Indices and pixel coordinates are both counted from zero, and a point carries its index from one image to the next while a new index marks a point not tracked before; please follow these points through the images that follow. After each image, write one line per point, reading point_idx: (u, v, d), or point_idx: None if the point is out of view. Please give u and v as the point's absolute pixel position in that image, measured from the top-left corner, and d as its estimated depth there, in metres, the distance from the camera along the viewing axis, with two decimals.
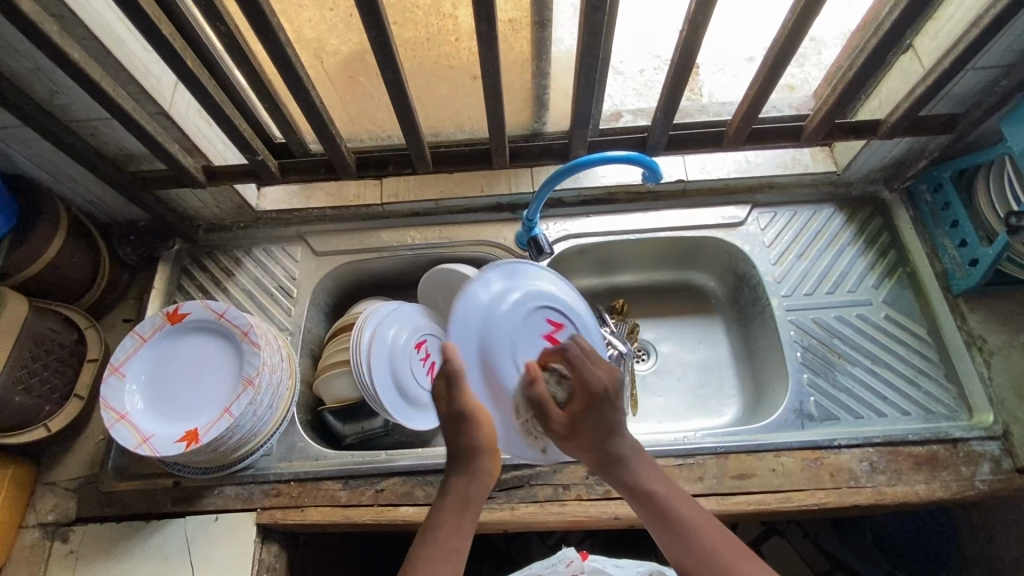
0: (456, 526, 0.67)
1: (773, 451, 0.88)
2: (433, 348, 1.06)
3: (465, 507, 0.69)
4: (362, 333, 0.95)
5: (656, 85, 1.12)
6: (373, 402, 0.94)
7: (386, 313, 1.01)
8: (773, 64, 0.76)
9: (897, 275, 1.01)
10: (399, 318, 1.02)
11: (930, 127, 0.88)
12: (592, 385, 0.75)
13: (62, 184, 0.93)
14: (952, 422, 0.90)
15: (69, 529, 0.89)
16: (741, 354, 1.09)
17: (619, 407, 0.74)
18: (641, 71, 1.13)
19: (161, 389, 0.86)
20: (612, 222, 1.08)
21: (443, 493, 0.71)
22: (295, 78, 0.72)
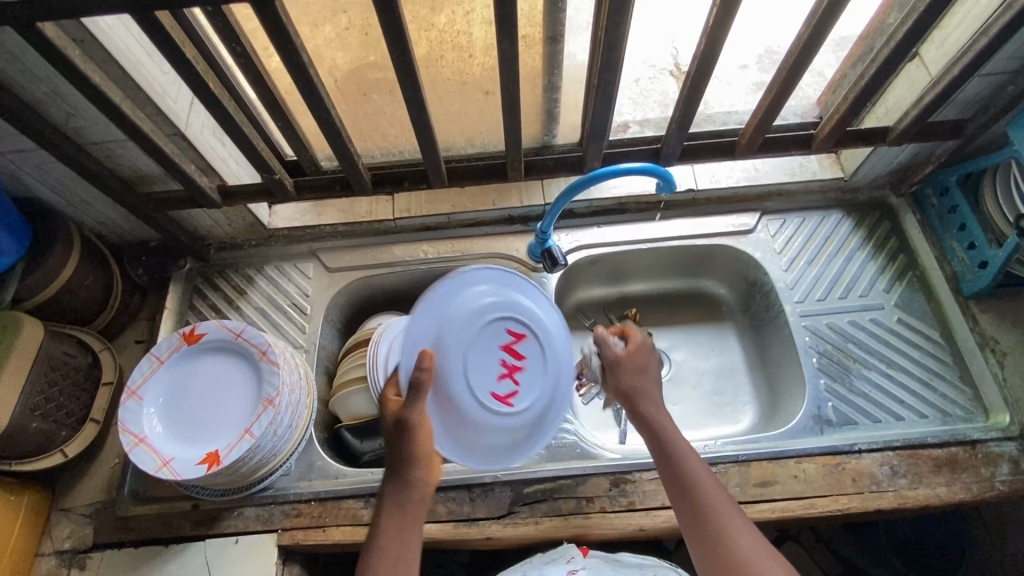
0: (398, 541, 0.68)
1: (794, 458, 0.88)
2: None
3: (412, 513, 0.70)
4: (378, 349, 0.95)
5: (653, 94, 1.15)
6: None
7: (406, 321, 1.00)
8: (788, 74, 0.77)
9: (907, 278, 1.03)
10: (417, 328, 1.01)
11: (938, 133, 0.89)
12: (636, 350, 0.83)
13: (74, 206, 0.93)
14: (968, 424, 0.90)
15: (86, 556, 0.87)
16: (754, 360, 1.10)
17: (655, 373, 0.83)
18: (636, 81, 1.15)
19: (179, 410, 0.85)
20: (623, 233, 1.08)
21: (382, 500, 0.71)
22: (316, 99, 0.72)
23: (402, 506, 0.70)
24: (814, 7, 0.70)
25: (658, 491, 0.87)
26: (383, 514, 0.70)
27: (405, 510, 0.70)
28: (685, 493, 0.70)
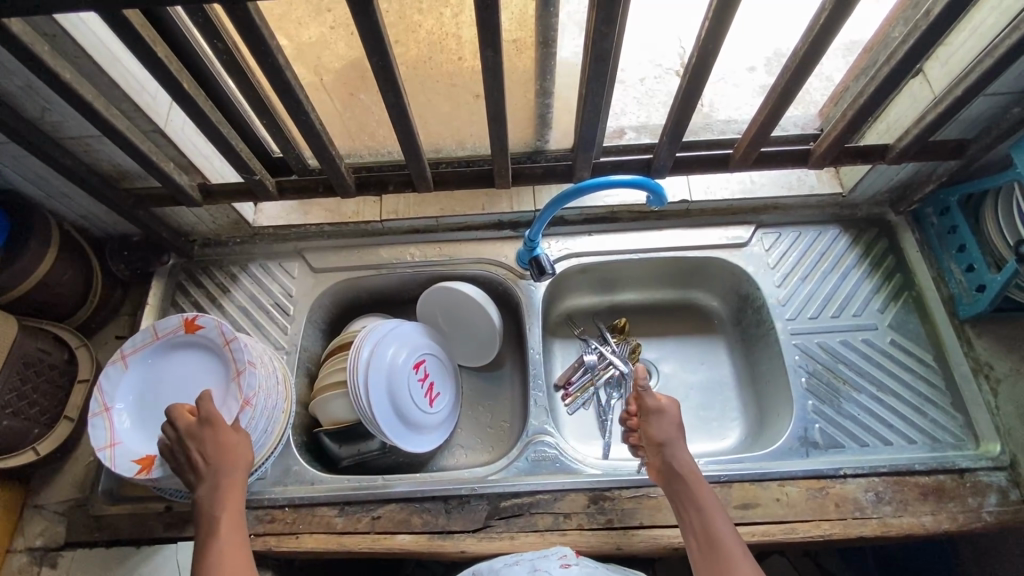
0: (226, 530, 0.73)
1: (777, 480, 0.87)
2: (432, 369, 1.04)
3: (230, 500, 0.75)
4: (359, 356, 0.94)
5: (658, 93, 1.12)
6: (371, 426, 0.93)
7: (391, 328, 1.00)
8: (784, 90, 0.74)
9: (902, 298, 1.00)
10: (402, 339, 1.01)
11: (940, 152, 0.86)
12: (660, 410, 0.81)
13: (54, 200, 0.91)
14: (958, 452, 0.89)
15: (57, 555, 0.87)
16: (744, 375, 1.08)
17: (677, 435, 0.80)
18: (642, 80, 1.13)
19: (153, 410, 0.83)
20: (614, 242, 1.06)
21: (201, 510, 0.75)
22: (295, 103, 0.70)
23: (217, 503, 0.74)
24: (810, 25, 0.66)
25: (637, 509, 0.85)
26: (206, 518, 0.74)
27: (223, 503, 0.74)
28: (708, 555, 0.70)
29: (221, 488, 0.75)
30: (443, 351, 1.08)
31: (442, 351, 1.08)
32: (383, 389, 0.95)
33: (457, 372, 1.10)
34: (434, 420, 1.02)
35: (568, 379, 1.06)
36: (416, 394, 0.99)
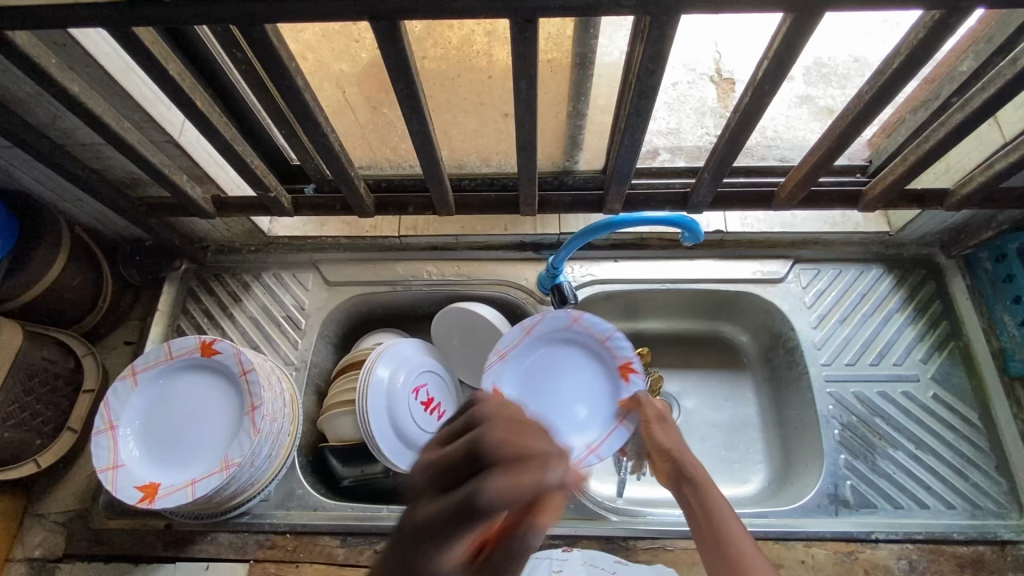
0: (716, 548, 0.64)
1: (803, 541, 0.82)
2: (428, 386, 1.00)
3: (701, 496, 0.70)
4: (363, 410, 0.88)
5: (690, 99, 1.06)
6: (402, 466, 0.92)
7: (594, 322, 0.93)
8: (841, 134, 0.68)
9: (948, 349, 0.94)
10: (574, 333, 0.94)
11: (1005, 201, 0.79)
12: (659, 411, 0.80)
13: (67, 203, 0.89)
14: (1000, 521, 0.83)
15: (55, 566, 0.85)
16: (770, 417, 1.02)
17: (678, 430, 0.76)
18: (674, 85, 1.07)
19: (157, 430, 0.81)
20: (642, 271, 1.01)
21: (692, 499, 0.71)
22: (314, 125, 0.65)
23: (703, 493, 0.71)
24: (879, 69, 0.61)
25: (651, 561, 0.81)
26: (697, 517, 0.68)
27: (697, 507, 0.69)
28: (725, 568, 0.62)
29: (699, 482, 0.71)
30: (443, 366, 1.04)
31: (444, 368, 1.04)
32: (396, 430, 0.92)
33: (458, 388, 1.07)
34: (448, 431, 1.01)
35: None
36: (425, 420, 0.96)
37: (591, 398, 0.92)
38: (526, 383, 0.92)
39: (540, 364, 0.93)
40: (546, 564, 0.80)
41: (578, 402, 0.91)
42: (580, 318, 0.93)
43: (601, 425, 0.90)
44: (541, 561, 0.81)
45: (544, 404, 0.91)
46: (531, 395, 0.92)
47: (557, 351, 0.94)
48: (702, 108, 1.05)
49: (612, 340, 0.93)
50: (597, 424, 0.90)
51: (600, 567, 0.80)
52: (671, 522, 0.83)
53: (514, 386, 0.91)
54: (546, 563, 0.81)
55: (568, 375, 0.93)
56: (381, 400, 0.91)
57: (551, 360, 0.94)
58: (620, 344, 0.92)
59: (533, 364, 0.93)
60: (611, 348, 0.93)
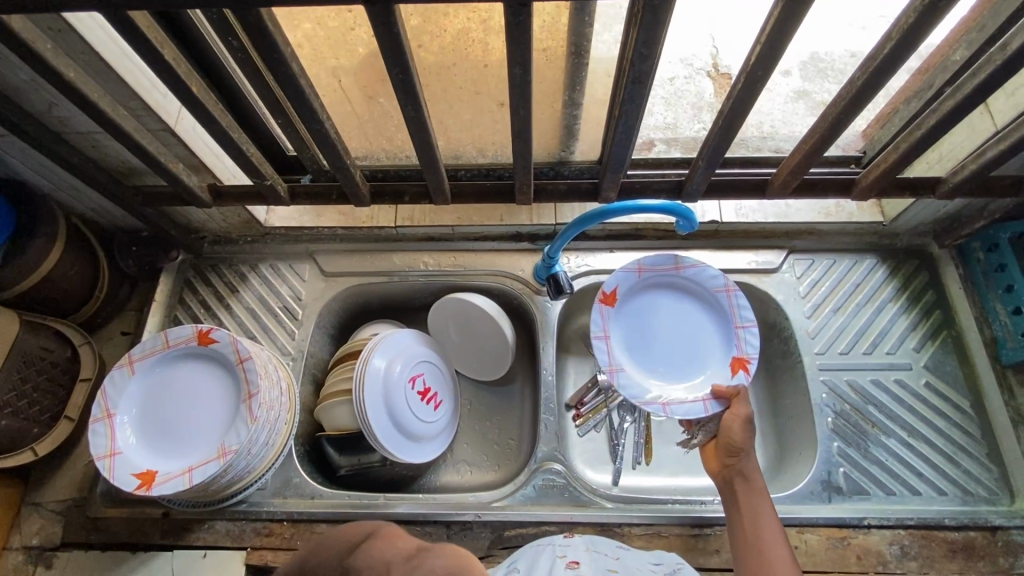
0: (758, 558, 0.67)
1: (796, 527, 0.83)
2: (425, 376, 1.00)
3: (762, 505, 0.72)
4: (360, 405, 0.89)
5: (686, 94, 1.06)
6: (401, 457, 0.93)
7: (742, 306, 0.87)
8: (834, 120, 0.69)
9: (940, 337, 0.95)
10: (720, 300, 0.88)
11: (996, 189, 0.80)
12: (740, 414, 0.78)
13: (63, 193, 0.89)
14: (991, 507, 0.84)
15: (53, 555, 0.85)
16: (765, 407, 1.03)
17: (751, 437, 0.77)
18: (671, 80, 1.07)
19: (154, 418, 0.81)
20: (637, 261, 1.01)
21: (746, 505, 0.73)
22: (309, 112, 0.66)
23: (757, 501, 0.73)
24: (870, 54, 0.61)
25: (646, 547, 0.82)
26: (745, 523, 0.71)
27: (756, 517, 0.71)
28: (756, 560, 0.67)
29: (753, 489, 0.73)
30: (439, 357, 1.05)
31: (439, 359, 1.05)
32: (394, 423, 0.93)
33: (455, 378, 1.08)
34: (446, 418, 1.01)
35: (579, 400, 1.00)
36: (422, 411, 0.97)
37: (689, 362, 0.87)
38: (628, 309, 0.89)
39: (671, 307, 0.90)
40: (549, 549, 0.74)
41: (672, 356, 0.88)
42: (733, 292, 0.88)
43: (682, 388, 0.85)
44: (543, 546, 0.75)
45: (641, 340, 0.88)
46: (631, 326, 0.89)
47: (713, 311, 0.89)
48: (699, 102, 1.05)
49: (743, 328, 0.86)
50: (684, 386, 0.85)
51: (606, 555, 0.74)
52: (666, 508, 0.84)
53: (627, 312, 0.89)
54: (548, 548, 0.75)
55: (691, 334, 0.88)
56: (377, 394, 0.92)
57: (687, 312, 0.89)
58: (750, 339, 0.86)
59: (650, 305, 0.89)
60: (739, 335, 0.87)
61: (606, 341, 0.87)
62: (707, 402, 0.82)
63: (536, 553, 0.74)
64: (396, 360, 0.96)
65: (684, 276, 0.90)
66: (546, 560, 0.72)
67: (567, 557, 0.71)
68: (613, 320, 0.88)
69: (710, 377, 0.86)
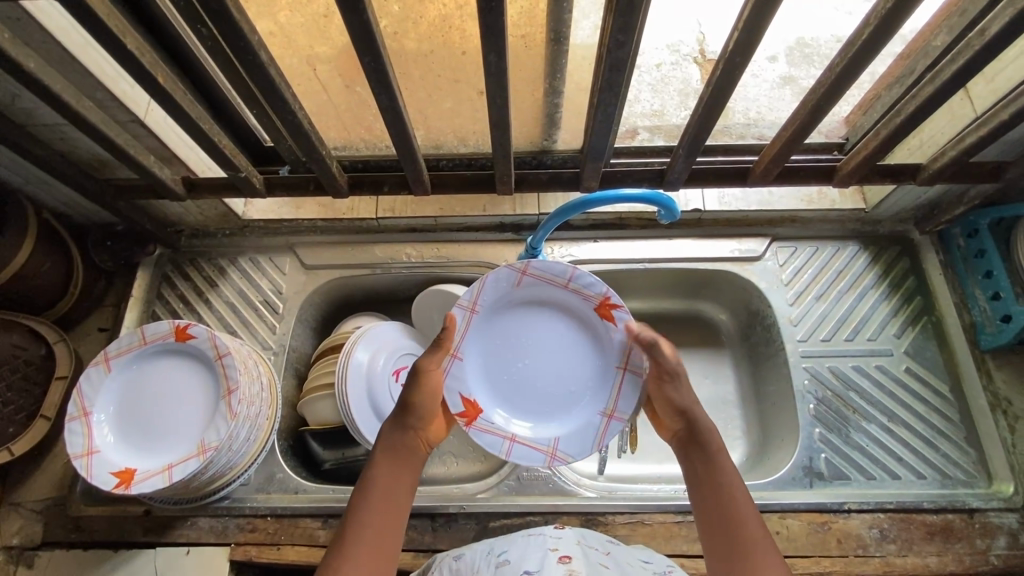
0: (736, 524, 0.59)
1: (778, 512, 0.83)
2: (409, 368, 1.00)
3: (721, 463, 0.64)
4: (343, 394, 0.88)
5: (671, 83, 1.05)
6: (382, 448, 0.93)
7: (546, 268, 0.79)
8: (813, 108, 0.68)
9: (921, 323, 0.95)
10: (531, 285, 0.81)
11: (975, 174, 0.80)
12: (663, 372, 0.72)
13: (33, 186, 0.86)
14: (969, 490, 0.85)
15: (34, 554, 0.84)
16: (748, 394, 1.04)
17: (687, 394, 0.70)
18: (656, 68, 1.06)
19: (132, 416, 0.80)
20: (621, 250, 1.01)
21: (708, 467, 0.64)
22: (281, 101, 0.64)
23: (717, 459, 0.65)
24: (850, 39, 0.60)
25: (630, 535, 0.82)
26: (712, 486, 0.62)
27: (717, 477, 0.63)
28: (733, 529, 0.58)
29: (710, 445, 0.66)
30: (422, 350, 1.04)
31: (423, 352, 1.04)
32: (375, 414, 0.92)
33: None
34: None
35: None
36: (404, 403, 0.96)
37: (563, 349, 0.82)
38: (491, 392, 0.80)
39: (504, 339, 0.81)
40: (539, 540, 0.68)
41: (559, 373, 0.82)
42: (528, 267, 0.79)
43: (598, 381, 0.81)
44: (534, 537, 0.69)
45: (528, 396, 0.81)
46: (511, 394, 0.81)
47: (535, 304, 0.82)
48: (685, 89, 1.04)
49: (574, 279, 0.80)
50: (592, 384, 0.81)
51: (598, 550, 0.68)
52: (650, 497, 0.85)
53: (492, 396, 0.80)
54: (539, 538, 0.69)
55: (544, 334, 0.82)
56: (358, 386, 0.91)
57: (516, 331, 0.82)
58: (587, 282, 0.79)
59: (489, 355, 0.81)
60: (577, 290, 0.80)
61: (518, 439, 0.79)
62: (626, 369, 0.79)
63: (524, 545, 0.67)
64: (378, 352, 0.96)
65: (486, 307, 0.80)
66: (536, 553, 0.65)
67: (560, 550, 0.65)
68: (496, 418, 0.79)
69: (597, 345, 0.81)
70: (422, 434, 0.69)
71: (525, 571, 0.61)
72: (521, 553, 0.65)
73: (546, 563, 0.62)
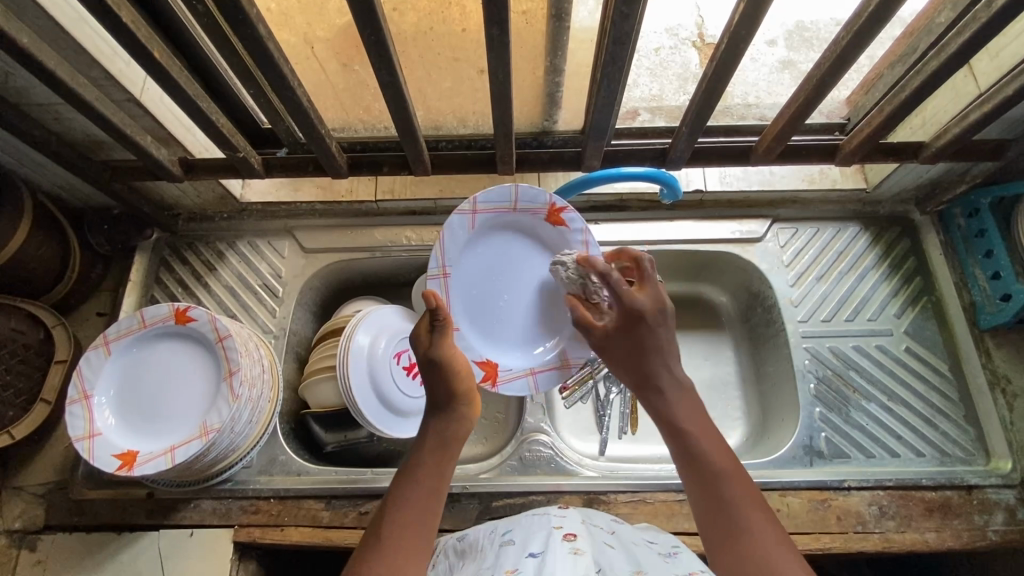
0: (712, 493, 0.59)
1: (778, 490, 0.84)
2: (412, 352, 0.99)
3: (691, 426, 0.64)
4: (344, 376, 0.88)
5: (671, 66, 1.04)
6: (386, 430, 0.92)
7: (492, 198, 0.79)
8: (818, 84, 0.68)
9: (921, 304, 0.96)
10: (483, 221, 0.81)
11: (978, 153, 0.80)
12: (629, 306, 0.69)
13: (27, 168, 0.85)
14: (967, 467, 0.86)
15: (37, 537, 0.84)
16: (748, 375, 1.04)
17: (662, 328, 0.68)
18: (656, 50, 1.05)
19: (132, 399, 0.80)
20: (622, 232, 1.00)
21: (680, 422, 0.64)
22: (279, 78, 0.63)
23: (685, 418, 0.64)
24: (855, 12, 0.60)
25: (632, 514, 0.83)
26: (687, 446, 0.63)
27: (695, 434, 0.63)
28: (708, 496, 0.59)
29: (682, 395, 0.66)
30: None
31: None
32: (377, 396, 0.92)
33: None
34: None
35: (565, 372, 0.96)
36: (407, 386, 0.96)
37: (533, 266, 0.84)
38: (498, 338, 0.84)
39: (481, 282, 0.82)
40: (544, 519, 0.68)
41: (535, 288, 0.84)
42: (475, 205, 0.79)
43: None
44: (539, 516, 0.68)
45: (523, 321, 0.85)
46: (508, 325, 0.84)
47: (494, 235, 0.82)
48: (685, 73, 1.03)
49: (520, 199, 0.80)
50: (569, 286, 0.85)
51: (603, 530, 0.67)
52: (652, 476, 0.85)
53: (496, 341, 0.84)
54: (544, 518, 0.68)
55: (514, 260, 0.83)
56: (360, 368, 0.91)
57: (489, 267, 0.82)
58: (533, 198, 0.80)
59: (479, 299, 0.82)
60: (526, 209, 0.81)
61: (537, 370, 0.85)
62: None
63: (528, 525, 0.67)
64: (379, 335, 0.95)
65: (455, 261, 0.80)
66: (541, 531, 0.65)
67: (564, 529, 0.64)
68: (513, 363, 0.84)
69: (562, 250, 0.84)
70: (466, 416, 0.68)
71: (530, 553, 0.60)
72: (526, 533, 0.65)
73: (550, 543, 0.61)
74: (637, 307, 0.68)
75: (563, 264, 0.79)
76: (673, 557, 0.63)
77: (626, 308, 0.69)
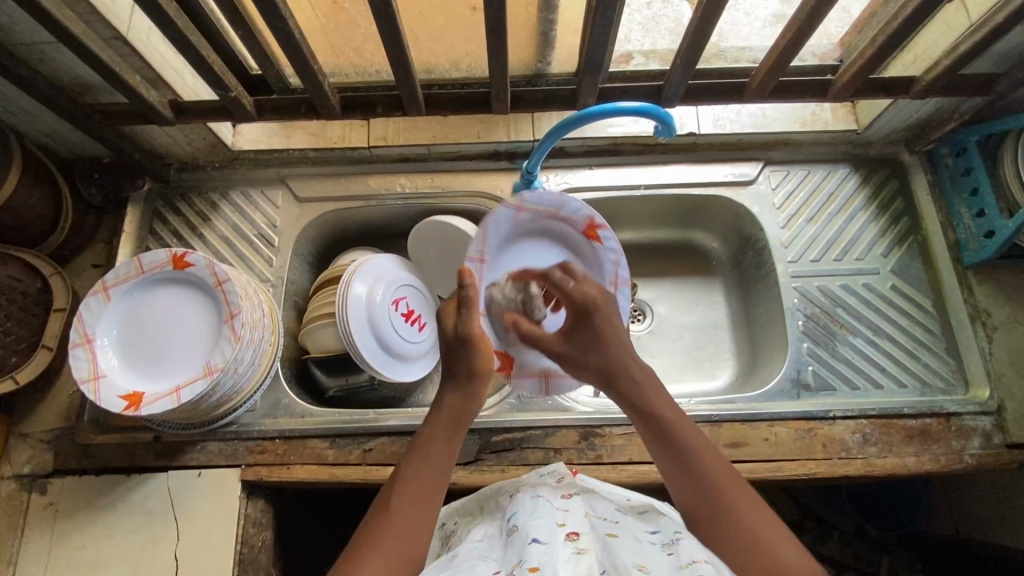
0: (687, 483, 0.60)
1: (766, 421, 0.87)
2: (409, 298, 1.01)
3: (662, 415, 0.66)
4: (344, 325, 0.90)
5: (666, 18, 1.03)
6: (390, 375, 0.94)
7: (538, 199, 0.81)
8: (810, 12, 0.68)
9: (908, 242, 0.98)
10: (527, 219, 0.82)
11: (967, 87, 0.81)
12: (580, 300, 0.75)
13: (13, 115, 0.83)
14: (947, 396, 0.89)
15: (47, 481, 0.86)
16: (739, 317, 1.07)
17: (608, 318, 0.74)
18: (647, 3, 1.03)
19: (136, 343, 0.80)
20: (616, 176, 1.01)
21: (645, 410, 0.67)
22: (270, 6, 0.62)
23: (646, 399, 0.67)
24: None
25: (626, 446, 0.86)
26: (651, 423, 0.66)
27: (669, 417, 0.65)
28: (682, 477, 0.61)
29: (644, 383, 0.69)
30: (421, 282, 1.05)
31: (421, 283, 1.05)
32: (377, 343, 0.93)
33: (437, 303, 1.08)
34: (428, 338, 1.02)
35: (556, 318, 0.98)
36: (406, 332, 0.97)
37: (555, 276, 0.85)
38: (518, 340, 0.83)
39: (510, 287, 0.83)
40: (546, 505, 0.60)
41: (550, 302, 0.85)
42: (523, 203, 0.80)
43: None
44: (541, 499, 0.61)
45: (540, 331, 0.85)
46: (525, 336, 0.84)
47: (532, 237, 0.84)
48: (676, 28, 1.01)
49: (565, 208, 0.82)
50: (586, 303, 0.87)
51: (608, 520, 0.60)
52: None
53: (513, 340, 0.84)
54: (545, 503, 0.60)
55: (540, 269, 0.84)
56: (359, 318, 0.92)
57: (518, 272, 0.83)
58: (575, 209, 0.82)
59: None
60: (567, 215, 0.83)
61: (551, 377, 0.86)
62: (619, 282, 0.87)
63: (530, 509, 0.60)
64: (377, 286, 0.96)
65: (494, 252, 0.81)
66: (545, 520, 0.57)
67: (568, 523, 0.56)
68: (528, 364, 0.84)
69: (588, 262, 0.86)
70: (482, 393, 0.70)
71: (533, 542, 0.53)
72: (530, 517, 0.58)
73: (555, 534, 0.54)
74: (586, 296, 0.75)
75: (498, 286, 0.80)
76: (676, 545, 0.56)
77: (574, 301, 0.75)
